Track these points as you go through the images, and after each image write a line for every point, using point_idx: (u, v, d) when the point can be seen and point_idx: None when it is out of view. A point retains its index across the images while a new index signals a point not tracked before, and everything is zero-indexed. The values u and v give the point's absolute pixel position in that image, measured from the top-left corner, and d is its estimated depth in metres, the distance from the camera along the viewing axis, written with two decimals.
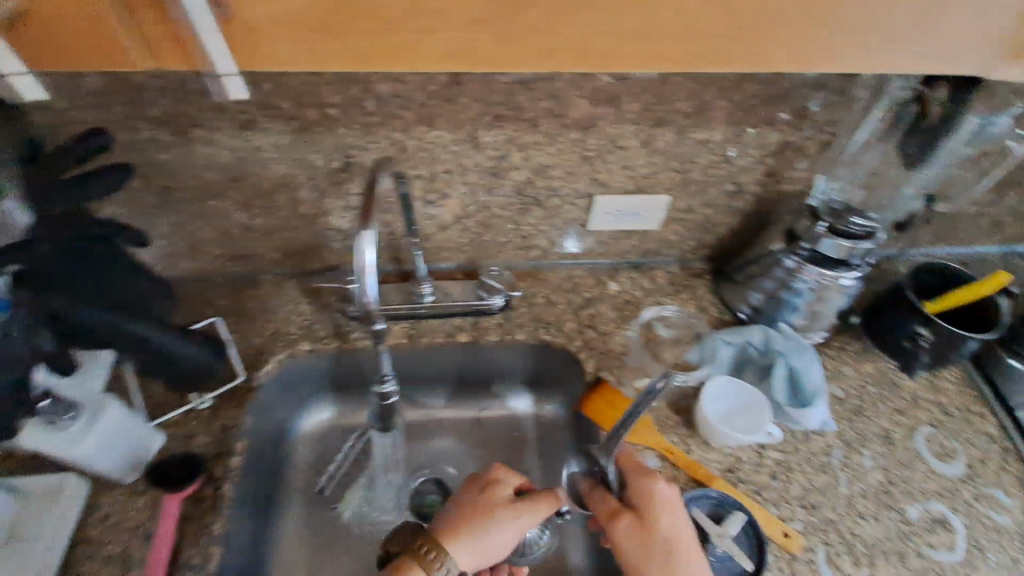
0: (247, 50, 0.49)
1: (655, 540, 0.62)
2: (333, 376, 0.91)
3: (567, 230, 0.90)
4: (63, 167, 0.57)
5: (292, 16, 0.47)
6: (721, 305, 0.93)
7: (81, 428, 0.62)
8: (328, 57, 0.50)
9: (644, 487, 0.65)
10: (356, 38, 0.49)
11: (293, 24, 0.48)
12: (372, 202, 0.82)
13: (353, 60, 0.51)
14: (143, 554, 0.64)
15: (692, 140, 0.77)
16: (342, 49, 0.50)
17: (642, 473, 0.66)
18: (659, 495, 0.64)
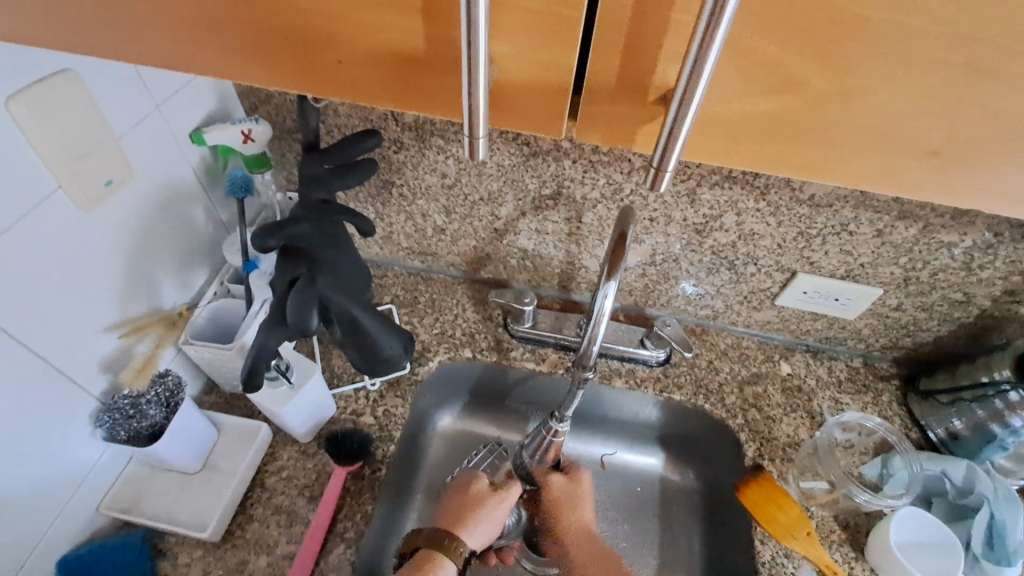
0: (497, 114, 0.37)
1: (578, 545, 0.74)
2: (482, 381, 0.87)
3: (749, 299, 0.84)
4: (332, 159, 0.60)
5: (746, 113, 0.34)
6: (909, 420, 0.81)
7: (294, 390, 0.69)
8: (743, 156, 0.37)
9: (575, 498, 0.76)
10: (796, 142, 0.36)
11: (732, 118, 0.35)
12: (564, 231, 0.81)
13: (783, 166, 0.37)
14: (306, 515, 0.69)
15: (934, 241, 0.69)
16: (773, 153, 0.37)
17: (573, 488, 0.76)
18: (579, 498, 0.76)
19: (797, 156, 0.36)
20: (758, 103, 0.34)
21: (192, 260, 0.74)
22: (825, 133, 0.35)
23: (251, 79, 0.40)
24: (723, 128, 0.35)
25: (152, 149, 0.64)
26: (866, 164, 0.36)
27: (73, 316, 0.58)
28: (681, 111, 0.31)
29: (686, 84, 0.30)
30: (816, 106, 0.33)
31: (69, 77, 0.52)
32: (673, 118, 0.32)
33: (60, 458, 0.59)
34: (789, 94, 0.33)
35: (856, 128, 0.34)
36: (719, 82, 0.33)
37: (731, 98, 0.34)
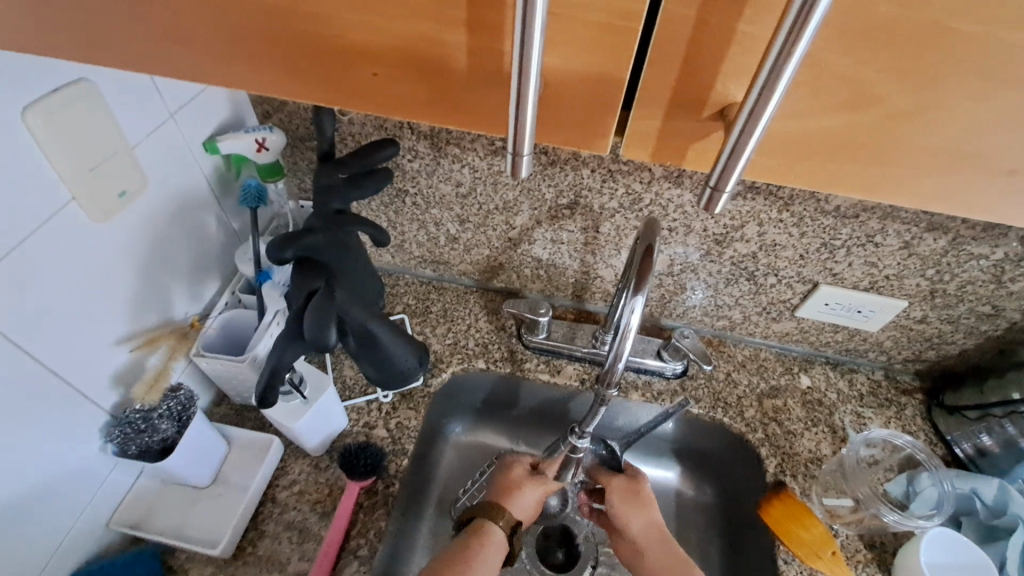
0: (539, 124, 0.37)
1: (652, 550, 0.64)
2: (496, 393, 0.86)
3: (769, 310, 0.82)
4: (348, 169, 0.58)
5: (814, 131, 0.34)
6: (934, 435, 0.80)
7: (308, 403, 0.67)
8: (805, 174, 0.37)
9: (638, 496, 0.69)
10: (863, 162, 0.36)
11: (800, 136, 0.35)
12: (580, 241, 0.79)
13: (844, 185, 0.37)
14: (318, 530, 0.67)
15: (963, 253, 0.68)
16: (836, 172, 0.37)
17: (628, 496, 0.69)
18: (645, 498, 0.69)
19: (858, 176, 0.37)
20: (826, 121, 0.34)
21: (204, 270, 0.73)
22: (869, 158, 0.35)
23: (283, 92, 0.39)
24: (787, 146, 0.36)
25: (165, 157, 0.63)
26: (932, 183, 0.36)
27: (88, 328, 0.57)
28: (745, 132, 0.31)
29: (753, 106, 0.30)
30: (886, 125, 0.33)
31: (83, 85, 0.51)
32: (735, 139, 0.32)
33: (71, 474, 0.58)
34: (861, 113, 0.33)
35: (906, 152, 0.35)
36: (789, 99, 0.33)
37: (799, 115, 0.34)
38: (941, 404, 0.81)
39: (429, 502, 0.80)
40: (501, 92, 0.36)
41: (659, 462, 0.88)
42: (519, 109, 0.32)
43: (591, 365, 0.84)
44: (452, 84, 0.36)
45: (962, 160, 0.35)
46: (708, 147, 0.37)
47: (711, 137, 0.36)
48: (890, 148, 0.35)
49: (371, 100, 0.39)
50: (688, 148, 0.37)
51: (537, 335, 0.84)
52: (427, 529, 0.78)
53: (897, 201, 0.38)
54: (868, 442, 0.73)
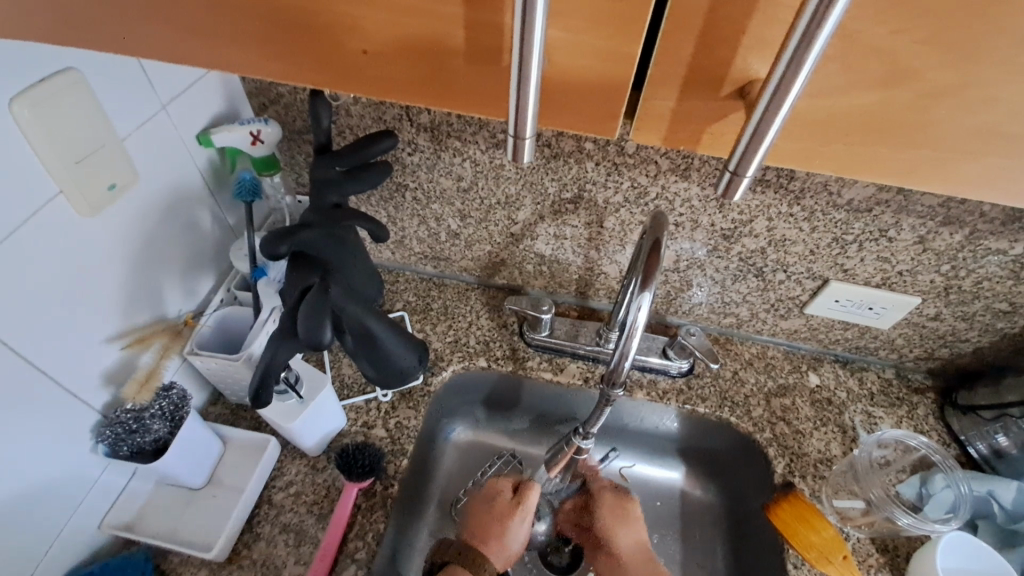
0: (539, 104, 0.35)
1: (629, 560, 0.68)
2: (498, 391, 0.84)
3: (777, 308, 0.80)
4: (344, 162, 0.57)
5: (843, 111, 0.33)
6: (948, 436, 0.78)
7: (304, 403, 0.66)
8: (832, 159, 0.35)
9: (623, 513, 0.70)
10: (894, 144, 0.34)
11: (828, 116, 0.33)
12: (583, 236, 0.77)
13: (872, 171, 0.36)
14: (315, 533, 0.66)
15: (980, 248, 0.65)
16: (865, 156, 0.35)
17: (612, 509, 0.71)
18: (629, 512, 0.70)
19: (890, 160, 0.35)
20: (856, 99, 0.32)
21: (198, 265, 0.71)
22: (900, 140, 0.34)
23: (274, 73, 0.37)
24: (814, 127, 0.34)
25: (158, 149, 0.61)
26: (969, 167, 0.34)
27: (76, 326, 0.55)
28: (770, 109, 0.29)
29: (778, 82, 0.28)
30: (922, 104, 0.31)
31: (71, 75, 0.50)
32: (759, 118, 0.30)
33: (61, 475, 0.57)
34: (895, 89, 0.31)
35: (940, 134, 0.33)
36: (820, 74, 0.31)
37: (828, 92, 0.32)
38: (955, 403, 0.78)
39: (429, 503, 0.79)
40: (501, 71, 0.34)
41: (663, 463, 0.86)
42: (520, 89, 0.31)
43: (595, 364, 0.82)
44: (450, 63, 0.34)
45: (999, 143, 0.33)
46: (725, 131, 0.35)
47: (731, 118, 0.34)
48: (921, 129, 0.33)
49: (366, 81, 0.37)
50: (701, 131, 0.35)
51: (539, 333, 0.83)
52: (426, 530, 0.77)
53: (932, 188, 0.36)
54: (881, 443, 0.71)
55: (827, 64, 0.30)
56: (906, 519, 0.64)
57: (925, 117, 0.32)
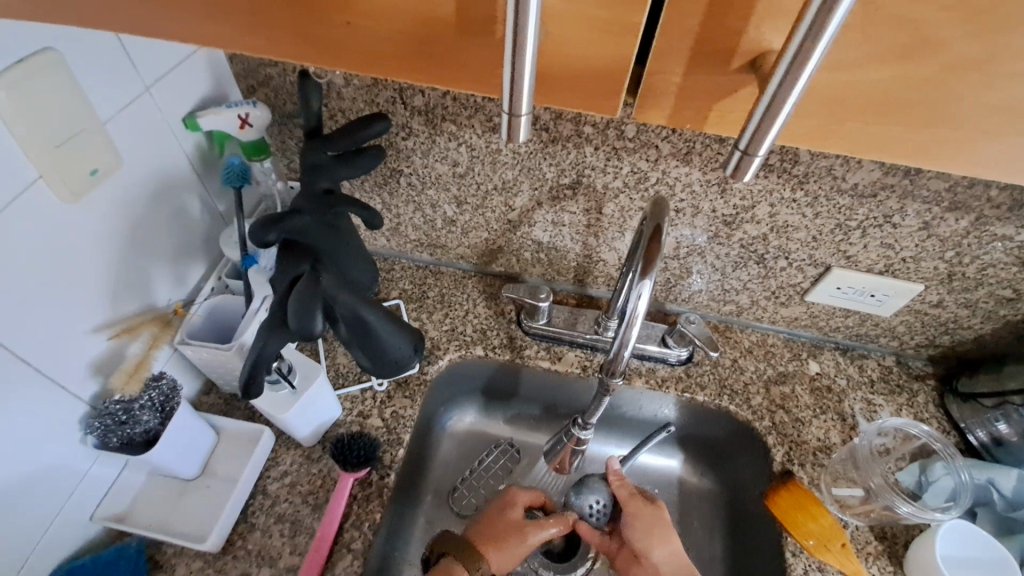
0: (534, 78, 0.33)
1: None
2: (495, 380, 0.83)
3: (778, 295, 0.79)
4: (336, 147, 0.55)
5: (859, 86, 0.31)
6: (947, 423, 0.77)
7: (297, 394, 0.65)
8: (846, 138, 0.34)
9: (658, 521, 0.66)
10: (912, 123, 0.32)
11: (845, 91, 0.31)
12: (582, 223, 0.76)
13: (887, 151, 0.34)
14: (312, 524, 0.65)
15: (985, 234, 0.64)
16: (881, 135, 0.33)
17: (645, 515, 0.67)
18: (664, 524, 0.66)
19: (907, 139, 0.33)
20: (874, 73, 0.30)
21: (187, 253, 0.70)
22: (919, 118, 0.32)
23: (256, 50, 0.36)
24: (827, 103, 0.32)
25: (142, 133, 0.59)
26: (991, 145, 0.33)
27: (62, 315, 0.54)
28: (785, 82, 0.27)
29: (795, 50, 0.26)
30: (945, 77, 0.30)
31: (47, 55, 0.47)
32: (773, 91, 0.28)
33: (49, 467, 0.56)
34: (917, 60, 0.29)
35: (962, 112, 0.31)
36: (836, 46, 0.29)
37: (845, 65, 0.30)
38: (956, 391, 0.78)
39: (426, 492, 0.78)
40: (495, 44, 0.32)
41: (662, 451, 0.85)
42: (515, 60, 0.29)
43: (593, 352, 0.81)
44: (442, 35, 0.33)
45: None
46: (734, 108, 0.33)
47: (740, 94, 0.32)
48: (944, 106, 0.31)
49: (354, 55, 0.35)
50: (706, 108, 0.34)
51: (537, 322, 0.81)
52: (423, 520, 0.77)
53: (950, 169, 0.35)
54: (881, 430, 0.71)
55: (843, 37, 0.29)
56: (907, 508, 0.64)
57: (948, 93, 0.31)
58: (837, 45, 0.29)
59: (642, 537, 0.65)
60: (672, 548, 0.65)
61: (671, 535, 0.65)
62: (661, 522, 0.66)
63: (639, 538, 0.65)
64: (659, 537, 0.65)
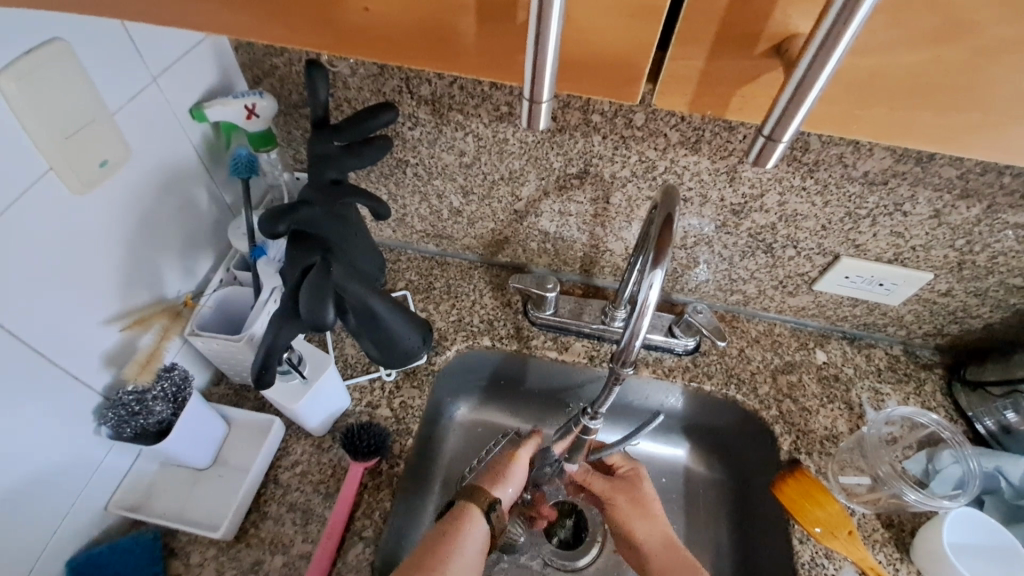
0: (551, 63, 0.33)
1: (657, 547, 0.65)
2: (501, 370, 0.83)
3: (786, 285, 0.79)
4: (343, 137, 0.55)
5: (888, 70, 0.31)
6: (955, 412, 0.78)
7: (307, 383, 0.65)
8: (871, 125, 0.34)
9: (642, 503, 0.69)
10: (940, 108, 0.32)
11: (870, 75, 0.31)
12: (589, 213, 0.76)
13: (914, 137, 0.34)
14: (323, 512, 0.66)
15: (997, 222, 0.64)
16: (906, 122, 0.33)
17: (634, 496, 0.70)
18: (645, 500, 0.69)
19: (933, 125, 0.33)
20: (903, 57, 0.30)
21: (196, 244, 0.70)
22: (948, 104, 0.32)
23: (271, 37, 0.36)
24: (852, 88, 0.32)
25: (150, 124, 0.59)
26: (1019, 131, 0.33)
27: (74, 306, 0.54)
28: (814, 66, 0.27)
29: (825, 32, 0.26)
30: (975, 61, 0.30)
31: (57, 45, 0.47)
32: (799, 77, 0.28)
33: (65, 456, 0.56)
34: (947, 45, 0.29)
35: (993, 96, 0.31)
36: (865, 29, 0.29)
37: (873, 49, 0.30)
38: (964, 379, 0.78)
39: (434, 480, 0.79)
40: (517, 30, 0.32)
41: (669, 440, 0.86)
42: (539, 45, 0.28)
43: (601, 342, 0.81)
44: (460, 21, 0.32)
45: None
46: (758, 94, 0.33)
47: (763, 80, 0.32)
48: (976, 90, 0.31)
49: (370, 42, 0.35)
50: (727, 95, 0.34)
51: (543, 313, 0.81)
52: (432, 508, 0.77)
53: (975, 155, 0.34)
54: (889, 419, 0.71)
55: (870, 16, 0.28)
56: (914, 496, 0.63)
57: (979, 77, 0.30)
58: (867, 26, 0.29)
59: (624, 515, 0.68)
60: (657, 521, 0.67)
61: (654, 512, 0.68)
62: (642, 501, 0.70)
63: (622, 517, 0.68)
64: (641, 512, 0.68)
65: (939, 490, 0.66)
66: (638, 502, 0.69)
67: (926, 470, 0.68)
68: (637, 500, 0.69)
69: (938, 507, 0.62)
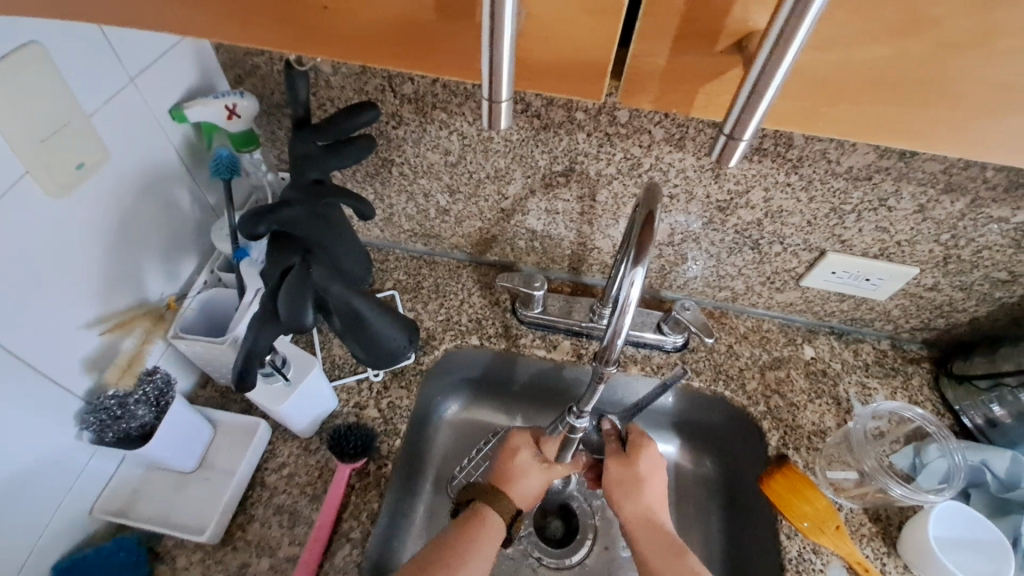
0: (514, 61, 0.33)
1: (642, 533, 0.62)
2: (489, 370, 0.83)
3: (774, 281, 0.79)
4: (325, 137, 0.55)
5: (851, 66, 0.31)
6: (942, 406, 0.78)
7: (292, 385, 0.65)
8: (837, 121, 0.34)
9: (633, 480, 0.65)
10: (906, 103, 0.32)
11: (834, 71, 0.31)
12: (576, 210, 0.75)
13: (881, 132, 0.34)
14: (310, 515, 0.65)
15: (981, 216, 0.64)
16: (873, 117, 0.33)
17: (629, 472, 0.65)
18: (638, 478, 0.65)
19: (900, 120, 0.33)
20: (866, 51, 0.30)
21: (178, 246, 0.69)
22: (913, 99, 0.32)
23: (237, 37, 0.35)
24: (818, 84, 0.32)
25: (127, 125, 0.58)
26: (987, 126, 0.33)
27: (51, 311, 0.53)
28: (771, 62, 0.27)
29: (782, 28, 0.26)
30: (938, 55, 0.29)
31: (32, 47, 0.47)
32: (758, 72, 0.27)
33: (46, 463, 0.56)
34: (909, 39, 0.29)
35: (960, 92, 0.31)
36: (825, 24, 0.29)
37: (834, 45, 0.30)
38: (950, 373, 0.78)
39: (423, 480, 0.78)
40: (476, 27, 0.32)
41: (659, 437, 0.86)
42: (494, 45, 0.28)
43: (589, 340, 0.81)
44: (423, 19, 0.32)
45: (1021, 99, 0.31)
46: (721, 91, 0.33)
47: (727, 76, 0.32)
48: (941, 84, 0.31)
49: (336, 42, 0.35)
50: (693, 92, 0.33)
51: (531, 311, 0.81)
52: (423, 508, 0.77)
53: (944, 150, 0.34)
54: (875, 414, 0.71)
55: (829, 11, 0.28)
56: (900, 490, 0.64)
57: (944, 72, 0.30)
58: (828, 22, 0.29)
59: (612, 491, 0.65)
60: (644, 504, 0.63)
61: (645, 488, 0.64)
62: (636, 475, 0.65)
63: (611, 492, 0.65)
64: (630, 491, 0.64)
65: (924, 483, 0.67)
66: (632, 478, 0.65)
67: (914, 462, 0.69)
68: (628, 477, 0.65)
69: (922, 500, 0.63)
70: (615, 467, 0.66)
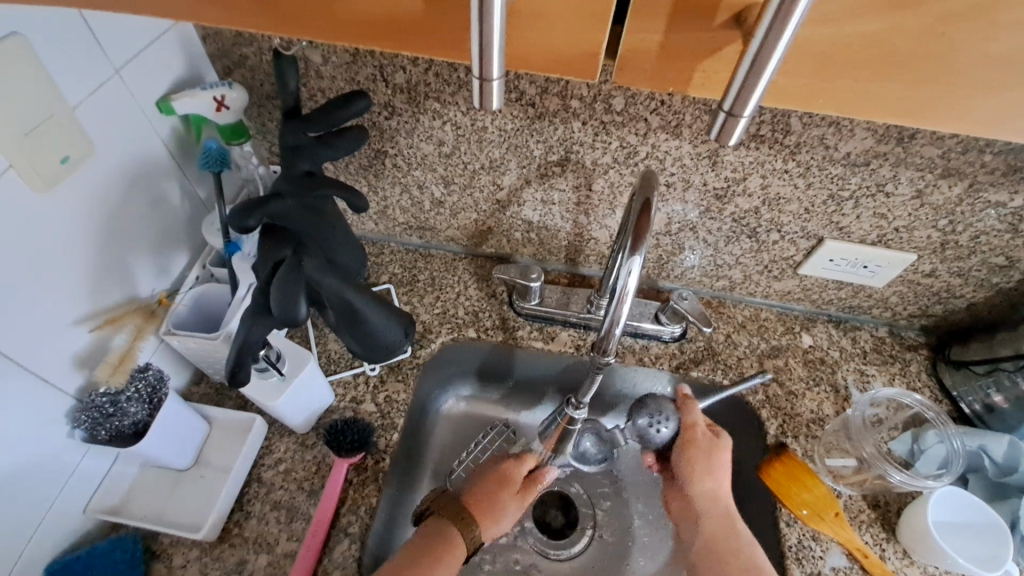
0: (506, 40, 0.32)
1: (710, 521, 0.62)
2: (488, 363, 0.82)
3: (772, 269, 0.78)
4: (316, 129, 0.53)
5: (849, 40, 0.30)
6: (940, 392, 0.78)
7: (287, 381, 0.64)
8: (835, 98, 0.33)
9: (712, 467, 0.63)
10: (904, 80, 0.32)
11: (831, 46, 0.31)
12: (571, 200, 0.75)
13: (879, 110, 0.34)
14: (308, 510, 0.65)
15: (979, 201, 0.63)
16: (872, 94, 0.33)
17: (714, 457, 0.63)
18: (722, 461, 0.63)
19: (899, 96, 0.33)
20: (863, 24, 0.29)
21: (169, 241, 0.68)
22: (913, 76, 0.31)
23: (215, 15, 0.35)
24: (816, 60, 0.31)
25: (114, 116, 0.57)
26: (986, 103, 0.32)
27: (41, 306, 0.53)
28: (770, 35, 0.26)
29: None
30: (938, 28, 0.29)
31: (13, 39, 0.45)
32: (757, 45, 0.27)
33: (38, 461, 0.55)
34: (906, 11, 0.28)
35: (958, 67, 0.31)
36: None
37: (831, 19, 0.29)
38: (948, 359, 0.78)
39: (422, 474, 0.78)
40: None
41: None
42: (484, 20, 0.27)
43: (587, 331, 0.81)
44: None
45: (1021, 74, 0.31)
46: (717, 68, 0.32)
47: (724, 52, 0.31)
48: (940, 60, 0.30)
49: (318, 17, 0.34)
50: (689, 71, 0.33)
51: (529, 303, 0.81)
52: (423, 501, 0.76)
53: (943, 128, 0.34)
54: (873, 401, 0.71)
55: None
56: (899, 476, 0.64)
57: (943, 44, 0.30)
58: None
59: (688, 472, 0.64)
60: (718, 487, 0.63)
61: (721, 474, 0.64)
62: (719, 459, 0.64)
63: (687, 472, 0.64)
64: (706, 476, 0.63)
65: (921, 470, 0.67)
66: (713, 462, 0.63)
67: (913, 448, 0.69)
68: (714, 459, 0.63)
69: (920, 485, 0.63)
70: (702, 447, 0.63)
